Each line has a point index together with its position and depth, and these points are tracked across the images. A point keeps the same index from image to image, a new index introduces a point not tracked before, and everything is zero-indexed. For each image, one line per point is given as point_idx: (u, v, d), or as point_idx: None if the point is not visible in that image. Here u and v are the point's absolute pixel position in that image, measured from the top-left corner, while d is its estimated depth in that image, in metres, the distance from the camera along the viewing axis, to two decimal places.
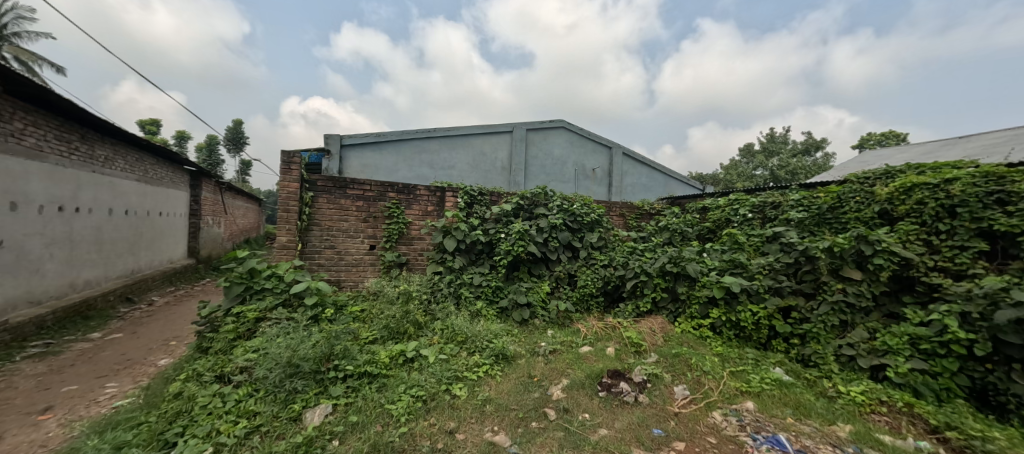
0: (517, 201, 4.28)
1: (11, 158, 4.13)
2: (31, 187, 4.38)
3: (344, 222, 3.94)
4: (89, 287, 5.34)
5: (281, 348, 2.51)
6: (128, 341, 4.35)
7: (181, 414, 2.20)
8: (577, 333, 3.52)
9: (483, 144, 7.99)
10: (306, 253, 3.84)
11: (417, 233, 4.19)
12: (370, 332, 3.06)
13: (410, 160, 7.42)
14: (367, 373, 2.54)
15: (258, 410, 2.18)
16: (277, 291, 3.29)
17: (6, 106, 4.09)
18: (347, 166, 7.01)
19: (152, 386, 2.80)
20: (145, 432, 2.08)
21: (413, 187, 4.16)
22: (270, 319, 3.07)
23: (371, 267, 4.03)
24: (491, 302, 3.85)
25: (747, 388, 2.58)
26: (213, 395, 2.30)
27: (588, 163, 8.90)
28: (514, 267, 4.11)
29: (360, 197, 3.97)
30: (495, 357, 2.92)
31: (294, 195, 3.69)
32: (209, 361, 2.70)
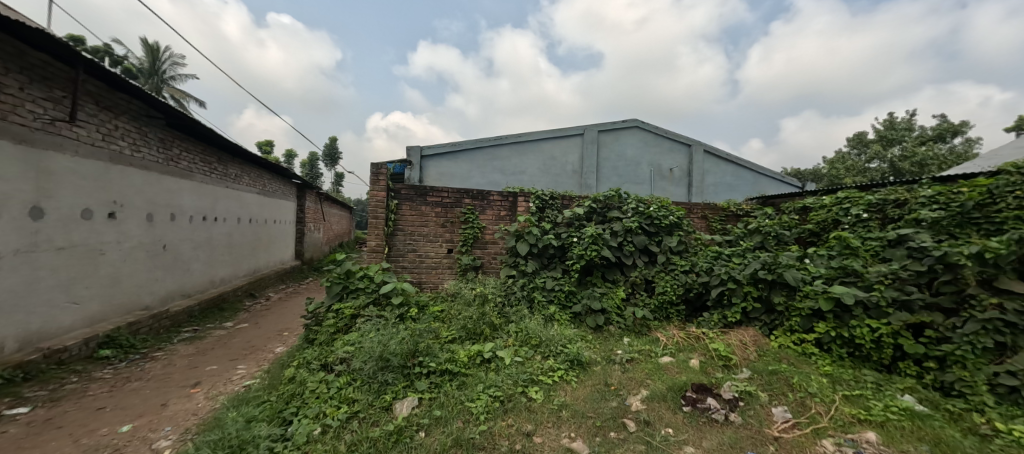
0: (589, 205, 4.20)
1: (171, 178, 5.15)
2: (184, 201, 5.43)
3: (425, 227, 4.22)
4: (223, 283, 6.45)
5: (374, 342, 2.77)
6: (254, 330, 5.14)
7: (296, 396, 2.53)
8: (657, 342, 3.35)
9: (554, 149, 8.00)
10: (392, 256, 4.19)
11: (491, 238, 4.33)
12: (449, 331, 3.23)
13: (484, 167, 7.71)
14: (448, 370, 2.69)
15: (356, 397, 2.43)
16: (369, 291, 3.63)
17: (168, 137, 5.11)
18: (427, 175, 7.51)
19: (273, 370, 3.27)
20: (269, 409, 2.43)
21: (486, 193, 4.32)
22: (364, 315, 3.40)
23: (449, 270, 4.26)
24: (565, 307, 3.84)
25: (867, 416, 2.23)
26: (319, 381, 2.61)
27: (665, 163, 8.44)
28: (588, 272, 4.04)
29: (438, 204, 4.23)
30: (569, 362, 2.89)
31: (382, 203, 4.06)
32: (316, 351, 3.07)
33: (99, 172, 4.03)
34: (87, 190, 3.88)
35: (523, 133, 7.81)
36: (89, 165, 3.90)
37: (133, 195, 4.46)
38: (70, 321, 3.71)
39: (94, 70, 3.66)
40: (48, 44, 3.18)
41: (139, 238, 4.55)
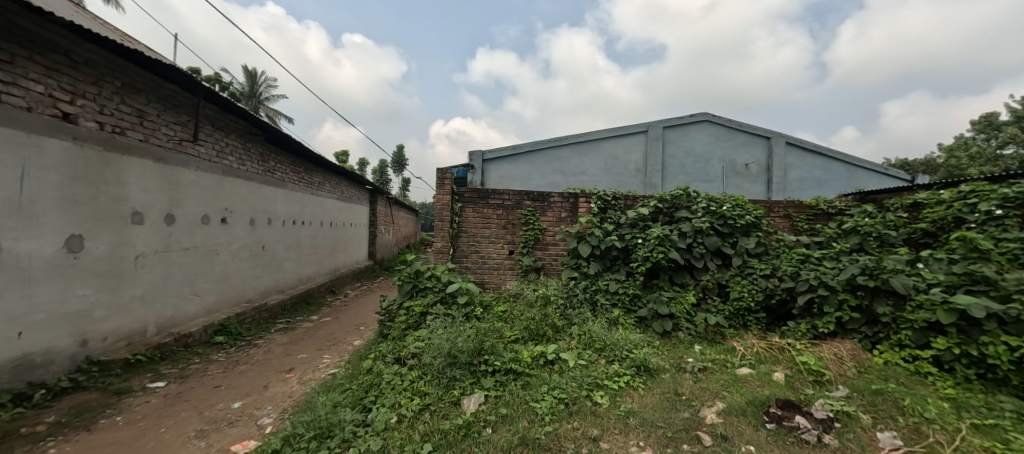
0: (654, 205, 4.01)
1: (268, 187, 5.84)
2: (279, 207, 6.12)
3: (487, 229, 4.33)
4: (309, 280, 7.17)
5: (443, 339, 2.89)
6: (336, 323, 5.64)
7: (374, 386, 2.74)
8: (733, 352, 3.12)
9: (616, 148, 7.77)
10: (456, 257, 4.35)
11: (552, 239, 4.32)
12: (512, 331, 3.28)
13: (544, 169, 7.72)
14: (513, 370, 2.73)
15: (427, 391, 2.56)
16: (436, 290, 3.81)
17: (265, 151, 5.78)
18: (488, 178, 7.69)
19: (353, 361, 3.56)
20: (351, 396, 2.65)
21: (547, 195, 4.33)
22: (432, 313, 3.58)
23: (510, 271, 4.33)
24: (629, 311, 3.72)
25: (1004, 451, 1.88)
26: (394, 374, 2.80)
27: (740, 158, 7.81)
28: (654, 274, 3.87)
29: (500, 206, 4.32)
30: (636, 368, 2.79)
31: (447, 206, 4.24)
32: (389, 345, 3.29)
33: (213, 183, 4.67)
34: (205, 199, 4.53)
35: (583, 133, 7.69)
36: (206, 178, 4.55)
37: (239, 203, 5.12)
38: (193, 310, 4.35)
39: (210, 97, 4.24)
40: (177, 77, 3.74)
41: (244, 240, 5.22)
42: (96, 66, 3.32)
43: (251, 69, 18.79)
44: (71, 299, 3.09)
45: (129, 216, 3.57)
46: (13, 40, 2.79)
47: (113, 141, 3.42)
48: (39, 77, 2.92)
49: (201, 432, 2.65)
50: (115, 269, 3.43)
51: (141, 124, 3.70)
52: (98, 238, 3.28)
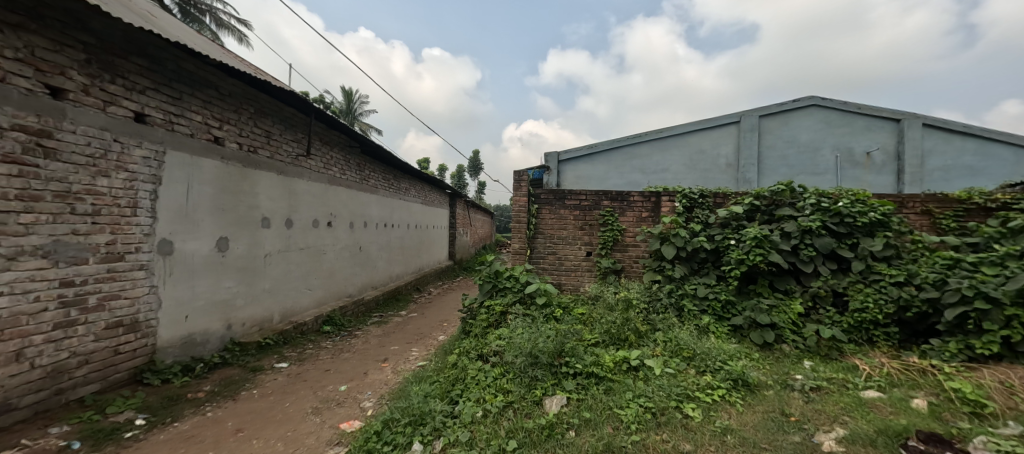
0: (750, 202, 3.63)
1: (364, 194, 6.47)
2: (373, 211, 6.76)
3: (564, 230, 4.29)
4: (398, 278, 7.80)
5: (524, 340, 2.94)
6: (422, 319, 6.06)
7: (459, 380, 2.87)
8: (854, 371, 2.70)
9: (703, 142, 7.20)
10: (533, 258, 4.36)
11: (632, 240, 4.15)
12: (592, 334, 3.20)
13: (622, 167, 7.44)
14: (594, 374, 2.68)
15: (510, 389, 2.62)
16: (515, 290, 3.89)
17: (361, 161, 6.41)
18: (564, 179, 7.63)
19: (438, 355, 3.79)
20: (439, 388, 2.81)
21: (627, 194, 4.16)
22: (511, 313, 3.65)
23: (588, 273, 4.24)
24: (721, 319, 3.42)
25: None
26: (478, 370, 2.91)
27: (859, 146, 6.73)
28: (750, 279, 3.51)
29: (577, 207, 4.26)
30: (732, 381, 2.55)
31: (524, 208, 4.28)
32: (472, 342, 3.43)
33: (321, 192, 5.32)
34: (316, 206, 5.18)
35: (665, 128, 7.26)
36: (316, 187, 5.20)
37: (341, 208, 5.76)
38: (307, 302, 5.00)
39: (320, 117, 4.84)
40: (295, 101, 4.34)
41: (345, 241, 5.86)
42: (236, 97, 3.96)
43: (347, 89, 20.98)
44: (221, 290, 3.75)
45: (260, 221, 4.22)
46: (182, 81, 3.39)
47: (248, 159, 4.07)
48: (198, 109, 3.54)
49: (316, 409, 3.02)
50: (250, 266, 4.08)
51: (268, 143, 4.35)
52: (238, 239, 3.93)
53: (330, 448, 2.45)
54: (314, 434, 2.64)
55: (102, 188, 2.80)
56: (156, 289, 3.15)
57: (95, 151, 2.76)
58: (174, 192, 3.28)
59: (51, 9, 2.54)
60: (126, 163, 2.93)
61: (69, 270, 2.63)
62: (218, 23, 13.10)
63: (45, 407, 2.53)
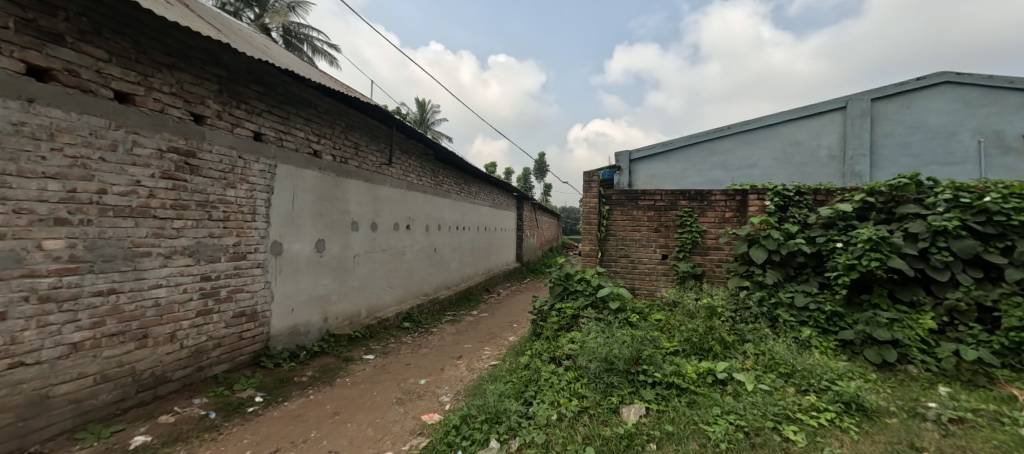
0: (861, 200, 3.18)
1: (438, 198, 6.82)
2: (446, 215, 7.09)
3: (637, 232, 4.10)
4: (469, 279, 8.10)
5: (598, 344, 2.87)
6: (493, 319, 6.23)
7: (532, 381, 2.89)
8: (1011, 403, 2.22)
9: (798, 133, 6.45)
10: (604, 261, 4.22)
11: (714, 243, 3.84)
12: (671, 342, 3.02)
13: (701, 164, 6.94)
14: (675, 384, 2.52)
15: (585, 394, 2.57)
16: (586, 293, 3.81)
17: (435, 167, 6.76)
18: (637, 179, 7.31)
19: (510, 356, 3.85)
20: (513, 388, 2.84)
21: (707, 193, 3.87)
22: (584, 316, 3.58)
23: (664, 277, 4.01)
24: (826, 332, 3.02)
25: None
26: (551, 373, 2.90)
27: (1013, 128, 5.51)
28: (863, 288, 3.06)
29: (652, 208, 4.05)
30: (842, 405, 2.23)
31: (594, 209, 4.16)
32: (544, 345, 3.42)
33: (401, 197, 5.71)
34: (396, 210, 5.57)
35: (752, 120, 6.64)
36: (397, 192, 5.59)
37: (418, 212, 6.13)
38: (389, 300, 5.39)
39: (400, 128, 5.20)
40: (380, 114, 4.71)
41: (421, 243, 6.22)
42: (332, 113, 4.42)
43: (421, 100, 22.38)
44: (319, 286, 4.19)
45: (350, 225, 4.65)
46: (289, 103, 3.86)
47: (341, 169, 4.51)
48: (302, 127, 4.01)
49: (400, 400, 3.24)
50: (342, 265, 4.51)
51: (356, 153, 4.78)
52: (333, 241, 4.37)
53: (413, 437, 2.61)
54: (399, 423, 2.83)
55: (230, 198, 3.28)
56: (270, 284, 3.63)
57: (225, 167, 3.24)
58: (283, 200, 3.75)
59: (194, 50, 3.01)
60: (248, 175, 3.42)
61: (207, 267, 3.12)
62: (313, 49, 14.77)
63: (190, 381, 3.02)
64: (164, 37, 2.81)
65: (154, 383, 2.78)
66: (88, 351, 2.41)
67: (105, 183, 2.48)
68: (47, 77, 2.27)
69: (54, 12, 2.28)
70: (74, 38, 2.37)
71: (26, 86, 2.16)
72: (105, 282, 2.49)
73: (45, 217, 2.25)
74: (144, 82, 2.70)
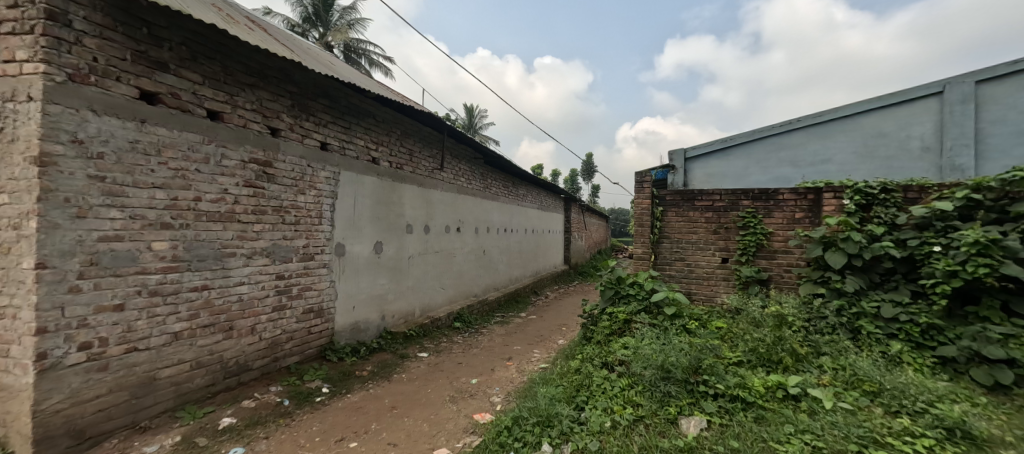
0: (964, 198, 2.80)
1: (487, 201, 6.94)
2: (494, 217, 7.20)
3: (694, 234, 3.90)
4: (517, 281, 8.15)
5: (653, 351, 2.76)
6: (541, 321, 6.21)
7: (584, 386, 2.84)
8: None
9: (881, 123, 5.81)
10: (658, 264, 4.05)
11: (783, 246, 3.56)
12: (734, 352, 2.83)
13: (765, 161, 6.46)
14: (740, 398, 2.36)
15: (640, 402, 2.48)
16: (639, 297, 3.68)
17: (484, 171, 6.88)
18: (693, 178, 6.93)
19: (560, 359, 3.82)
20: (564, 392, 2.81)
21: (774, 192, 3.60)
22: (637, 321, 3.46)
23: (724, 282, 3.77)
24: (920, 347, 2.68)
25: None
26: (603, 379, 2.83)
27: None
28: (967, 299, 2.69)
29: (710, 208, 3.83)
30: (944, 431, 1.96)
31: (647, 211, 4.00)
32: (595, 349, 3.35)
33: (452, 200, 5.88)
34: (447, 213, 5.74)
35: (826, 111, 6.07)
36: (447, 196, 5.77)
37: (467, 215, 6.28)
38: (440, 300, 5.56)
39: (451, 133, 5.37)
40: (432, 121, 4.89)
41: (471, 245, 6.36)
42: (388, 122, 4.65)
43: (469, 106, 22.97)
44: (377, 286, 4.43)
45: (405, 227, 4.87)
46: (351, 114, 4.13)
47: (396, 174, 4.74)
48: (362, 136, 4.26)
49: (453, 398, 3.33)
50: (397, 266, 4.72)
51: (410, 159, 4.99)
52: (389, 243, 4.60)
53: (467, 435, 2.67)
54: (453, 421, 2.91)
55: (301, 203, 3.56)
56: (334, 283, 3.89)
57: (297, 175, 3.53)
58: (345, 204, 4.01)
59: (271, 70, 3.32)
60: (316, 182, 3.70)
61: (282, 266, 3.41)
62: (370, 62, 15.68)
63: (267, 370, 3.31)
64: (246, 60, 3.12)
65: (238, 371, 3.08)
66: (186, 339, 2.73)
67: (200, 192, 2.80)
68: (156, 100, 2.60)
69: (161, 43, 2.60)
70: (176, 65, 2.69)
71: (140, 109, 2.48)
72: (199, 279, 2.80)
73: (154, 222, 2.55)
74: (230, 101, 3.02)
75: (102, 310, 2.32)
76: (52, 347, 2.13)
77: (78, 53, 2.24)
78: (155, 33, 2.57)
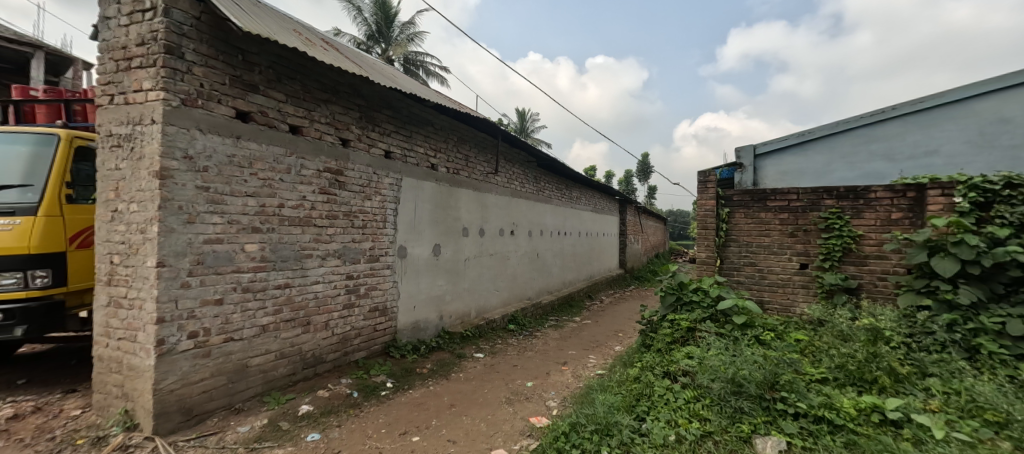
0: None
1: (540, 204, 6.94)
2: (547, 220, 7.17)
3: (766, 238, 3.59)
4: (570, 285, 8.05)
5: (722, 363, 2.59)
6: (596, 326, 6.07)
7: (644, 396, 2.73)
8: None
9: (1002, 108, 4.97)
10: (724, 270, 3.78)
11: (876, 250, 3.17)
12: (817, 369, 2.57)
13: (851, 156, 5.81)
14: (827, 419, 2.12)
15: (708, 417, 2.33)
16: (704, 305, 3.46)
17: (537, 174, 6.89)
18: (764, 177, 6.38)
19: (617, 367, 3.70)
20: (624, 401, 2.72)
21: (864, 190, 3.22)
22: (701, 330, 3.26)
23: (803, 290, 3.44)
24: None
25: None
26: (666, 389, 2.71)
27: None
28: None
29: (785, 209, 3.51)
30: None
31: (712, 212, 3.74)
32: (656, 358, 3.20)
33: (506, 204, 5.95)
34: (501, 217, 5.82)
35: (928, 96, 5.32)
36: (502, 199, 5.85)
37: (521, 218, 6.32)
38: (495, 302, 5.65)
39: (505, 138, 5.44)
40: (486, 126, 4.99)
41: (524, 248, 6.39)
42: (446, 129, 4.82)
43: (521, 110, 23.15)
44: (435, 287, 4.61)
45: (461, 231, 5.01)
46: (411, 123, 4.34)
47: (453, 179, 4.90)
48: (421, 143, 4.47)
49: (509, 399, 3.36)
50: (454, 268, 4.88)
51: (466, 164, 5.14)
52: (447, 245, 4.77)
53: (523, 438, 2.68)
54: (510, 423, 2.93)
55: (368, 208, 3.81)
56: (397, 284, 4.11)
57: (364, 182, 3.78)
58: (407, 208, 4.22)
59: (343, 86, 3.59)
60: (380, 188, 3.93)
61: (351, 267, 3.66)
62: (427, 72, 16.37)
63: (338, 363, 3.57)
64: (322, 78, 3.40)
65: (314, 362, 3.35)
66: (271, 332, 3.03)
67: (283, 199, 3.09)
68: (249, 118, 2.92)
69: (252, 67, 2.92)
70: (265, 86, 3.00)
71: (236, 126, 2.80)
72: (282, 277, 3.09)
73: (246, 226, 2.86)
74: (308, 115, 3.31)
75: (205, 303, 2.64)
76: (168, 335, 2.45)
77: (189, 81, 2.57)
78: (247, 59, 2.89)
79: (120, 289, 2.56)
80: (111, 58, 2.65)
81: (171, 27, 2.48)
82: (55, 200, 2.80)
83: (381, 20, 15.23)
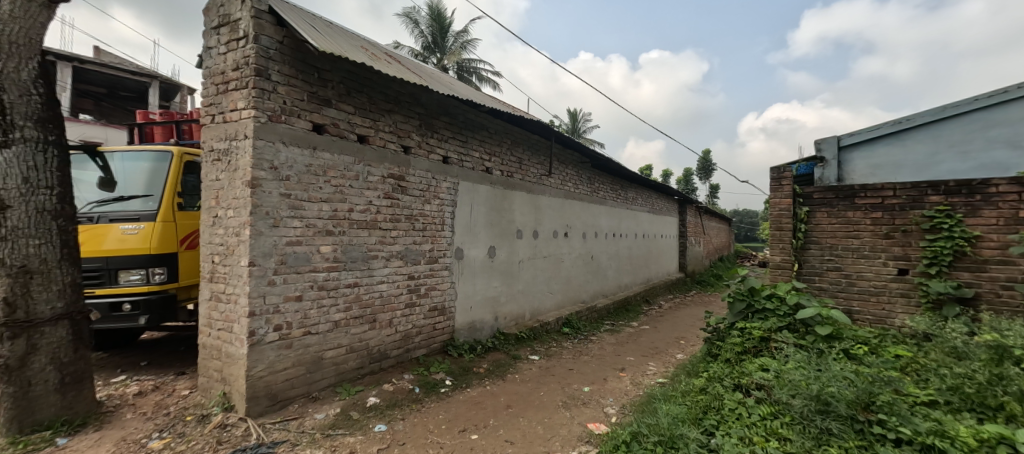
0: None
1: (594, 205, 6.81)
2: (602, 221, 7.01)
3: (855, 240, 3.21)
4: (626, 288, 7.79)
5: (804, 378, 2.35)
6: (655, 332, 5.81)
7: (712, 408, 2.58)
8: None
9: None
10: (803, 275, 3.42)
11: (999, 254, 2.72)
12: (923, 391, 2.24)
13: (962, 144, 5.06)
14: (937, 448, 1.83)
15: (789, 436, 2.12)
16: (780, 313, 3.17)
17: (591, 174, 6.77)
18: (850, 171, 5.67)
19: (680, 376, 3.51)
20: (689, 413, 2.57)
21: (981, 184, 2.78)
22: (777, 340, 2.99)
23: (902, 299, 3.04)
24: None
25: None
26: (737, 403, 2.53)
27: None
28: None
29: (878, 207, 3.12)
30: None
31: (787, 211, 3.42)
32: (725, 369, 2.99)
33: (560, 205, 5.91)
34: (555, 219, 5.79)
35: None
36: (555, 201, 5.82)
37: (574, 220, 6.23)
38: (549, 304, 5.62)
39: (558, 139, 5.41)
40: (540, 128, 5.00)
41: (578, 250, 6.29)
42: (500, 133, 4.90)
43: (573, 111, 22.93)
44: (490, 288, 4.69)
45: (515, 233, 5.06)
46: (468, 128, 4.47)
47: (507, 182, 4.96)
48: (477, 148, 4.59)
49: (566, 403, 3.32)
50: (509, 269, 4.93)
51: (520, 167, 5.18)
52: (501, 247, 4.83)
53: (582, 444, 2.63)
54: (567, 427, 2.90)
55: (428, 211, 3.97)
56: (454, 284, 4.24)
57: (425, 186, 3.95)
58: (463, 211, 4.35)
59: (404, 96, 3.79)
60: (439, 192, 4.08)
61: (413, 268, 3.83)
62: (480, 78, 16.78)
63: (401, 360, 3.74)
64: (386, 90, 3.62)
65: (379, 358, 3.55)
66: (343, 328, 3.26)
67: (352, 204, 3.32)
68: (323, 130, 3.18)
69: (326, 83, 3.18)
70: (337, 99, 3.25)
71: (313, 138, 3.06)
72: (352, 277, 3.32)
73: (322, 229, 3.11)
74: (374, 125, 3.52)
75: (288, 299, 2.91)
76: (257, 327, 2.72)
77: (274, 99, 2.86)
78: (323, 76, 3.15)
79: (219, 286, 2.89)
80: (212, 83, 3.02)
81: (260, 52, 2.77)
82: (169, 209, 3.24)
83: (436, 31, 15.89)
